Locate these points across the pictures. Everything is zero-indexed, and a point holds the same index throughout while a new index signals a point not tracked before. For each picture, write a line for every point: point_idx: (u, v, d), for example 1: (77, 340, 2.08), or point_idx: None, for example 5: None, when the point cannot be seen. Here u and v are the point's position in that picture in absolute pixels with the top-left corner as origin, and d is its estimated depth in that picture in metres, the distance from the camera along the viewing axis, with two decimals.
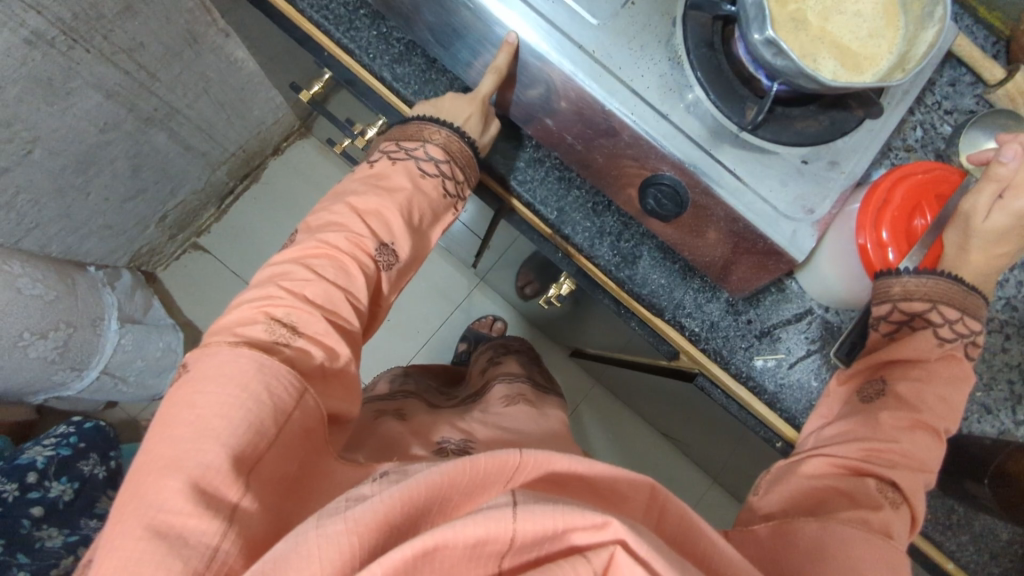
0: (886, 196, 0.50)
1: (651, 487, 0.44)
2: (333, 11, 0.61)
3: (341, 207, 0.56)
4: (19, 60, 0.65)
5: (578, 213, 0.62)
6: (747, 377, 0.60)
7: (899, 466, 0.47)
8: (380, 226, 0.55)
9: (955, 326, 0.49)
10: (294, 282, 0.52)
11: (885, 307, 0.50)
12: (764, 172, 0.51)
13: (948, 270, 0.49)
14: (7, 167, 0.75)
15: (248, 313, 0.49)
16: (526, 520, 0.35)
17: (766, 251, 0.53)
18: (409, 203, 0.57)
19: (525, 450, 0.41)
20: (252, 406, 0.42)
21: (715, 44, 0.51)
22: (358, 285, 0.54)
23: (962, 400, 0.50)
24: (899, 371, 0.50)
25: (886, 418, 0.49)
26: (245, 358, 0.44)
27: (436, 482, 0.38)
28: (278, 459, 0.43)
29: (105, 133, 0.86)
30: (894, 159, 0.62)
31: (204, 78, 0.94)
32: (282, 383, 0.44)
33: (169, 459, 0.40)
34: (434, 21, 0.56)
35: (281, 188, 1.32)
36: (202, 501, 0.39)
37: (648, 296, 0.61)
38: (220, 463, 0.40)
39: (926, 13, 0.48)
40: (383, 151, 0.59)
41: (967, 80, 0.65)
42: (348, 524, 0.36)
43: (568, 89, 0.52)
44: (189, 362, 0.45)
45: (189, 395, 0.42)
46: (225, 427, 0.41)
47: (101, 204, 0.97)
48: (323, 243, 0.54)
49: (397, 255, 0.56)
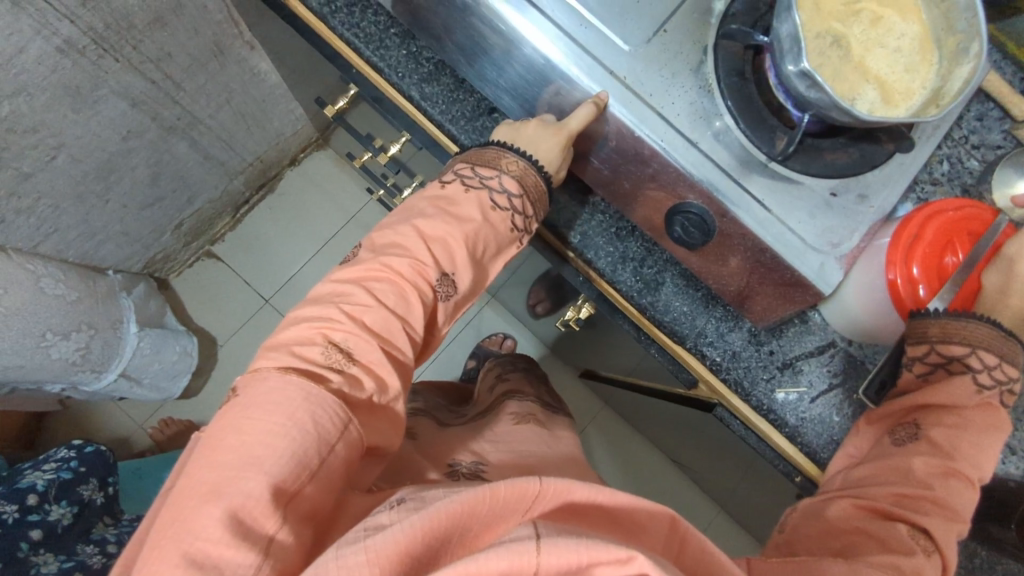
0: (918, 231, 0.49)
1: (672, 519, 0.43)
2: (364, 29, 0.61)
3: (406, 229, 0.55)
4: (50, 68, 0.66)
5: (601, 238, 0.62)
6: (768, 410, 0.60)
7: (933, 513, 0.46)
8: (443, 255, 0.54)
9: (994, 372, 0.48)
10: (353, 305, 0.51)
11: (920, 349, 0.48)
12: (793, 204, 0.51)
13: (989, 314, 0.48)
14: (30, 172, 0.75)
15: (305, 332, 0.50)
16: (550, 554, 0.35)
17: (792, 283, 0.53)
18: (475, 237, 0.56)
19: (545, 477, 0.40)
20: (297, 436, 0.42)
21: (745, 73, 0.51)
22: (415, 314, 0.53)
23: (997, 449, 0.48)
24: (932, 416, 0.49)
25: (919, 465, 0.48)
26: (293, 386, 0.44)
27: (456, 511, 0.38)
28: (319, 489, 0.42)
29: (128, 141, 0.86)
30: (921, 193, 0.61)
31: (228, 89, 0.94)
32: (327, 413, 0.44)
33: (212, 485, 0.40)
34: (465, 43, 0.56)
35: (297, 198, 1.33)
36: (240, 532, 0.38)
37: (670, 323, 0.61)
38: (259, 492, 0.40)
39: (960, 48, 0.49)
40: (457, 173, 0.57)
41: (995, 115, 0.64)
42: (369, 554, 0.36)
43: (603, 118, 0.52)
44: (238, 388, 0.45)
45: (237, 421, 0.42)
46: (268, 455, 0.41)
47: (119, 210, 0.97)
48: (387, 268, 0.53)
49: (455, 286, 0.56)
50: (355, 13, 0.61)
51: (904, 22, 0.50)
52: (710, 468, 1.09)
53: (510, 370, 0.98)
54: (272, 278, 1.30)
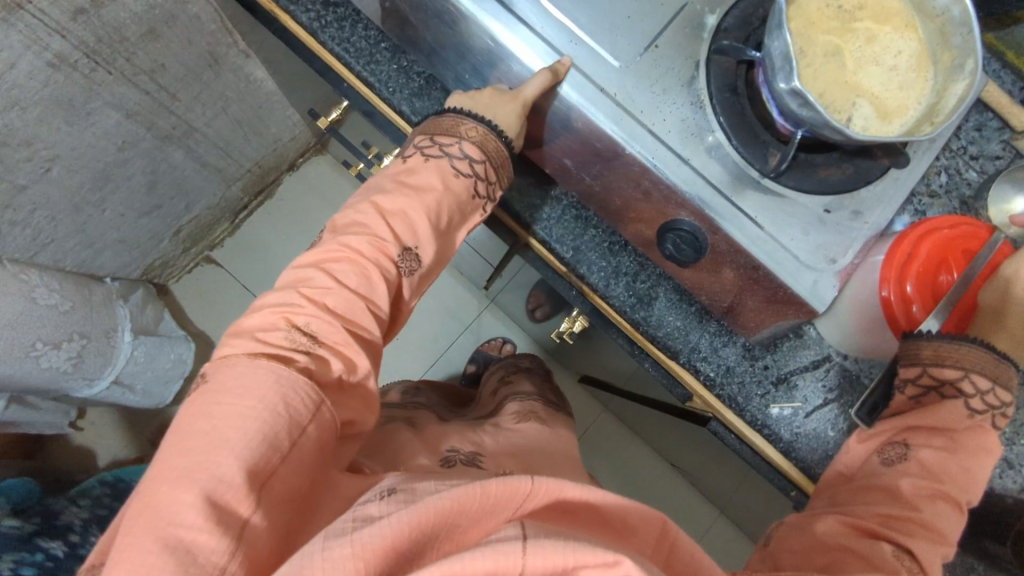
0: (912, 250, 0.49)
1: (662, 524, 0.44)
2: (354, 44, 0.60)
3: (366, 206, 0.54)
4: (42, 82, 0.66)
5: (594, 252, 0.61)
6: (762, 425, 0.59)
7: (919, 536, 0.46)
8: (405, 229, 0.54)
9: (987, 397, 0.48)
10: (313, 288, 0.51)
11: (913, 371, 0.48)
12: (786, 221, 0.50)
13: (982, 337, 0.48)
14: (24, 184, 0.75)
15: (268, 318, 0.49)
16: (537, 554, 0.35)
17: (787, 301, 0.52)
18: (437, 205, 0.55)
19: (536, 476, 0.40)
20: (267, 417, 0.41)
21: (738, 88, 0.51)
22: (379, 292, 0.53)
23: (987, 473, 0.48)
24: (921, 437, 0.49)
25: (907, 486, 0.48)
26: (263, 369, 0.44)
27: (446, 507, 0.37)
28: (292, 474, 0.42)
29: (123, 151, 0.86)
30: (918, 205, 0.60)
31: (223, 98, 0.94)
32: (298, 393, 0.44)
33: (183, 470, 0.39)
34: (456, 57, 0.56)
35: (296, 203, 1.33)
36: (215, 517, 0.37)
37: (663, 338, 0.60)
38: (230, 476, 0.39)
39: (955, 65, 0.48)
40: (417, 147, 0.57)
41: (993, 125, 0.64)
42: (355, 548, 0.35)
43: (553, 95, 0.52)
44: (207, 372, 0.45)
45: (209, 404, 0.42)
46: (240, 439, 0.40)
47: (117, 219, 0.97)
48: (344, 247, 0.52)
49: (420, 259, 0.56)
50: (344, 27, 0.60)
51: (901, 38, 0.49)
52: (710, 474, 1.08)
53: (512, 370, 0.97)
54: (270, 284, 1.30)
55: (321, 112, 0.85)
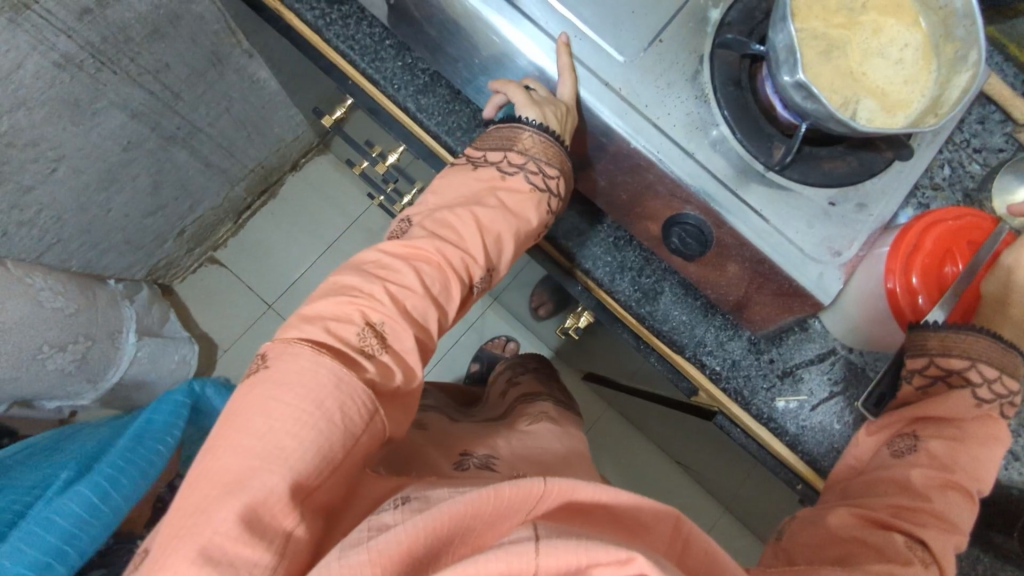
0: (917, 241, 0.49)
1: (676, 519, 0.44)
2: (359, 41, 0.60)
3: (466, 216, 0.53)
4: (49, 82, 0.66)
5: (599, 248, 0.62)
6: (768, 419, 0.59)
7: (931, 526, 0.46)
8: (492, 251, 0.54)
9: (994, 385, 0.48)
10: (399, 290, 0.50)
11: (920, 361, 0.48)
12: (792, 214, 0.51)
13: (988, 326, 0.48)
14: (31, 185, 0.76)
15: (342, 308, 0.48)
16: (549, 554, 0.35)
17: (791, 293, 0.52)
18: (522, 233, 0.55)
19: (548, 478, 0.40)
20: (325, 427, 0.41)
21: (742, 82, 0.51)
22: (453, 304, 0.53)
23: (998, 461, 0.48)
24: (930, 427, 0.49)
25: (917, 477, 0.47)
26: (326, 372, 0.43)
27: (460, 512, 0.38)
28: (330, 486, 0.42)
29: (128, 152, 0.86)
30: (922, 198, 0.61)
31: (227, 97, 0.94)
32: (356, 402, 0.43)
33: (235, 477, 0.38)
34: (461, 54, 0.56)
35: (299, 204, 1.33)
36: (257, 530, 0.37)
37: (669, 332, 0.61)
38: (280, 488, 0.39)
39: (958, 56, 0.48)
40: (518, 164, 0.54)
41: (997, 118, 0.64)
42: (371, 554, 0.35)
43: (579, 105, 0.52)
44: (268, 359, 0.44)
45: (265, 401, 0.41)
46: (295, 450, 0.40)
47: (121, 219, 0.98)
48: (437, 251, 0.52)
49: (492, 278, 0.56)
50: (349, 25, 0.60)
51: (906, 31, 0.50)
52: (715, 470, 1.08)
53: (521, 371, 0.97)
54: (274, 284, 1.30)
55: (325, 110, 0.86)
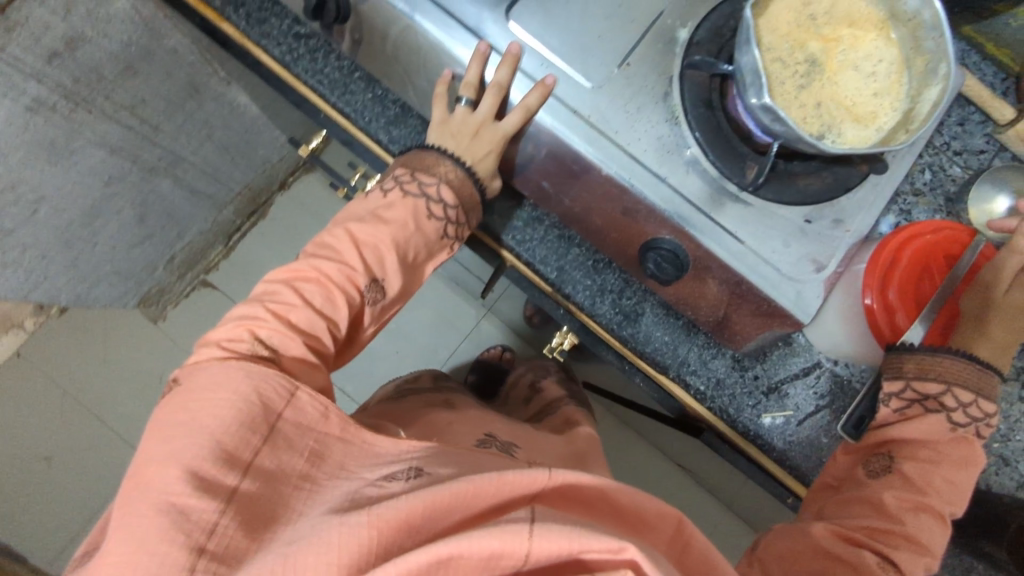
0: (894, 257, 0.49)
1: (678, 519, 0.46)
2: (328, 75, 0.59)
3: (340, 232, 0.55)
4: (22, 127, 0.66)
5: (578, 272, 0.60)
6: (756, 435, 0.59)
7: (902, 547, 0.46)
8: (374, 260, 0.54)
9: (970, 409, 0.47)
10: (280, 305, 0.52)
11: (897, 384, 0.47)
12: (766, 233, 0.51)
13: (960, 347, 0.47)
14: (12, 227, 0.75)
15: (233, 330, 0.50)
16: (543, 537, 0.36)
17: (770, 313, 0.52)
18: (406, 242, 0.55)
19: (552, 470, 0.42)
20: (243, 404, 0.44)
21: (713, 102, 0.51)
22: (343, 317, 0.53)
23: (970, 484, 0.47)
24: (908, 449, 0.48)
25: (890, 499, 0.47)
26: (233, 369, 0.46)
27: (463, 491, 0.39)
28: (275, 455, 0.44)
29: (110, 186, 0.86)
30: (903, 205, 0.60)
31: (208, 125, 0.94)
32: (270, 383, 0.45)
33: (166, 455, 0.42)
34: (428, 86, 0.56)
35: (289, 222, 1.32)
36: (199, 486, 0.40)
37: (652, 354, 0.60)
38: (208, 455, 0.41)
39: (929, 69, 0.48)
40: (398, 180, 0.56)
41: (976, 119, 0.63)
42: (370, 517, 0.37)
43: (527, 125, 0.52)
44: (180, 378, 0.47)
45: (183, 402, 0.45)
46: (216, 424, 0.43)
47: (109, 252, 0.97)
48: (316, 269, 0.53)
49: (385, 290, 0.56)
50: (317, 58, 0.59)
51: (880, 44, 0.49)
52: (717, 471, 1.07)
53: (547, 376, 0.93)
54: None
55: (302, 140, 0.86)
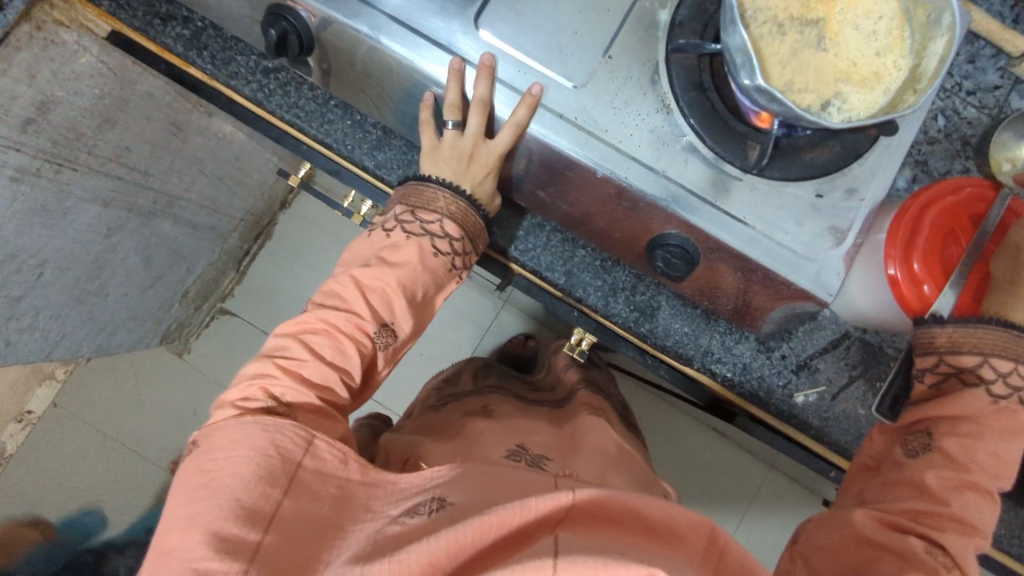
0: (916, 223, 0.46)
1: (710, 528, 0.45)
2: (303, 107, 0.58)
3: (345, 279, 0.55)
4: (11, 199, 0.65)
5: (587, 274, 0.59)
6: (790, 415, 0.57)
7: (950, 529, 0.46)
8: (382, 305, 0.54)
9: (1011, 379, 0.46)
10: (290, 360, 0.52)
11: (931, 359, 0.47)
12: (777, 215, 0.48)
13: (995, 313, 0.45)
14: (22, 295, 0.75)
15: (246, 389, 0.50)
16: (569, 570, 0.33)
17: (793, 295, 0.50)
18: (414, 281, 0.55)
19: (577, 490, 0.41)
20: (261, 460, 0.44)
21: (705, 83, 0.48)
22: (355, 364, 0.54)
23: (1017, 454, 0.47)
24: (945, 425, 0.48)
25: (933, 479, 0.47)
26: (249, 424, 0.46)
27: (484, 525, 0.38)
28: (298, 504, 0.44)
29: (111, 237, 0.85)
30: (918, 156, 0.57)
31: (198, 160, 0.93)
32: (287, 432, 0.46)
33: (188, 518, 0.42)
34: (406, 106, 0.54)
35: (295, 239, 1.30)
36: (222, 547, 0.40)
37: (673, 347, 0.59)
38: (230, 513, 0.42)
39: (931, 20, 0.44)
40: (398, 218, 0.55)
41: (988, 53, 0.60)
42: (391, 564, 0.37)
43: (518, 142, 0.50)
44: (197, 440, 0.47)
45: (204, 462, 0.45)
46: (235, 482, 0.43)
47: (121, 300, 0.97)
48: (322, 320, 0.53)
49: (396, 333, 0.56)
50: (289, 92, 0.58)
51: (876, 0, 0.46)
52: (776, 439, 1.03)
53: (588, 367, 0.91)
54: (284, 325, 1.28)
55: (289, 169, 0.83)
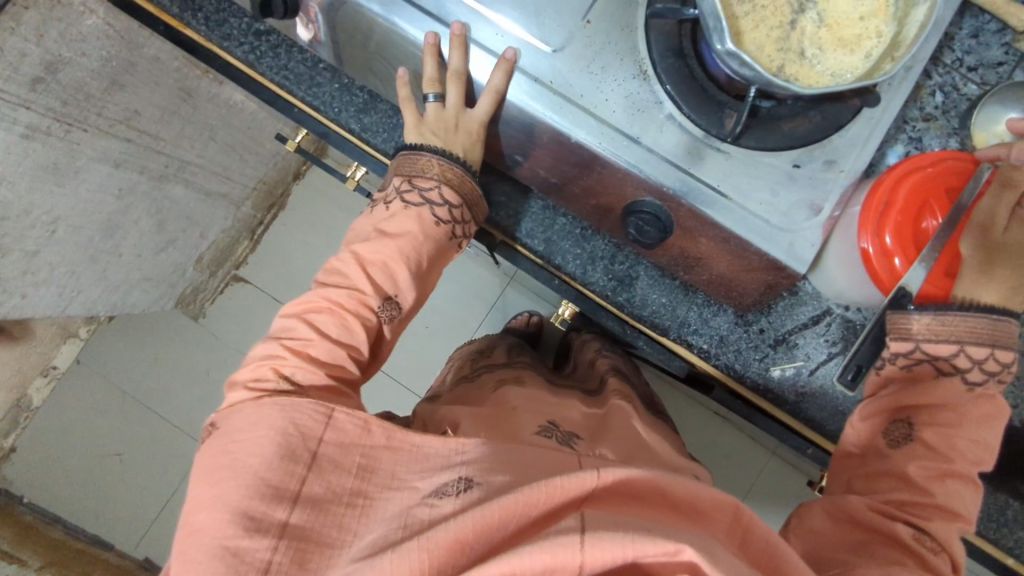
0: (890, 197, 0.46)
1: (735, 507, 0.45)
2: (293, 70, 0.60)
3: (346, 255, 0.56)
4: (22, 154, 0.67)
5: (566, 242, 0.60)
6: (766, 388, 0.57)
7: (935, 516, 0.47)
8: (385, 278, 0.55)
9: (985, 365, 0.46)
10: (299, 341, 0.53)
11: (905, 346, 0.46)
12: (752, 184, 0.48)
13: (961, 297, 0.45)
14: (36, 250, 0.78)
15: (258, 369, 0.51)
16: (595, 548, 0.35)
17: (766, 266, 0.50)
18: (422, 254, 0.56)
19: (603, 469, 0.41)
20: (281, 439, 0.46)
21: (684, 50, 0.48)
22: (362, 339, 0.55)
23: (996, 439, 0.48)
24: (925, 414, 0.49)
25: (915, 469, 0.48)
26: (267, 407, 0.48)
27: (510, 505, 0.38)
28: (322, 480, 0.45)
29: (122, 198, 0.88)
30: (912, 132, 0.56)
31: (210, 126, 0.97)
32: (304, 411, 0.47)
33: (212, 498, 0.44)
34: (389, 69, 0.55)
35: (307, 211, 1.32)
36: (250, 526, 0.42)
37: (650, 317, 0.60)
38: (254, 492, 0.44)
39: None
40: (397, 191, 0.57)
41: (993, 28, 0.57)
42: (422, 542, 0.37)
43: (499, 108, 0.51)
44: (216, 421, 0.50)
45: (226, 445, 0.47)
46: (260, 464, 0.45)
47: (135, 262, 1.00)
48: (327, 299, 0.54)
49: (400, 305, 0.57)
50: (280, 53, 0.59)
51: None
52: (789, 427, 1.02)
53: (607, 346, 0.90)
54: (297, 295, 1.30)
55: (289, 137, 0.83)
